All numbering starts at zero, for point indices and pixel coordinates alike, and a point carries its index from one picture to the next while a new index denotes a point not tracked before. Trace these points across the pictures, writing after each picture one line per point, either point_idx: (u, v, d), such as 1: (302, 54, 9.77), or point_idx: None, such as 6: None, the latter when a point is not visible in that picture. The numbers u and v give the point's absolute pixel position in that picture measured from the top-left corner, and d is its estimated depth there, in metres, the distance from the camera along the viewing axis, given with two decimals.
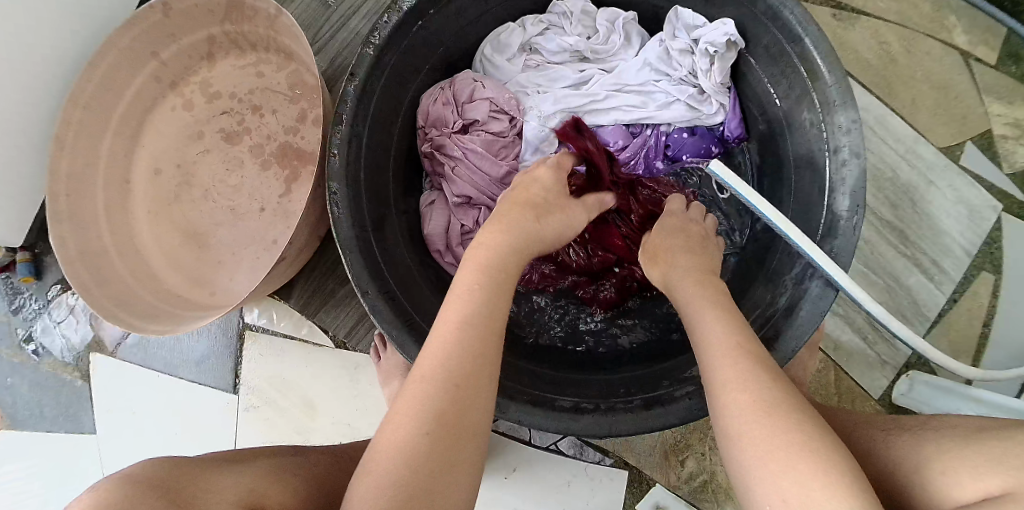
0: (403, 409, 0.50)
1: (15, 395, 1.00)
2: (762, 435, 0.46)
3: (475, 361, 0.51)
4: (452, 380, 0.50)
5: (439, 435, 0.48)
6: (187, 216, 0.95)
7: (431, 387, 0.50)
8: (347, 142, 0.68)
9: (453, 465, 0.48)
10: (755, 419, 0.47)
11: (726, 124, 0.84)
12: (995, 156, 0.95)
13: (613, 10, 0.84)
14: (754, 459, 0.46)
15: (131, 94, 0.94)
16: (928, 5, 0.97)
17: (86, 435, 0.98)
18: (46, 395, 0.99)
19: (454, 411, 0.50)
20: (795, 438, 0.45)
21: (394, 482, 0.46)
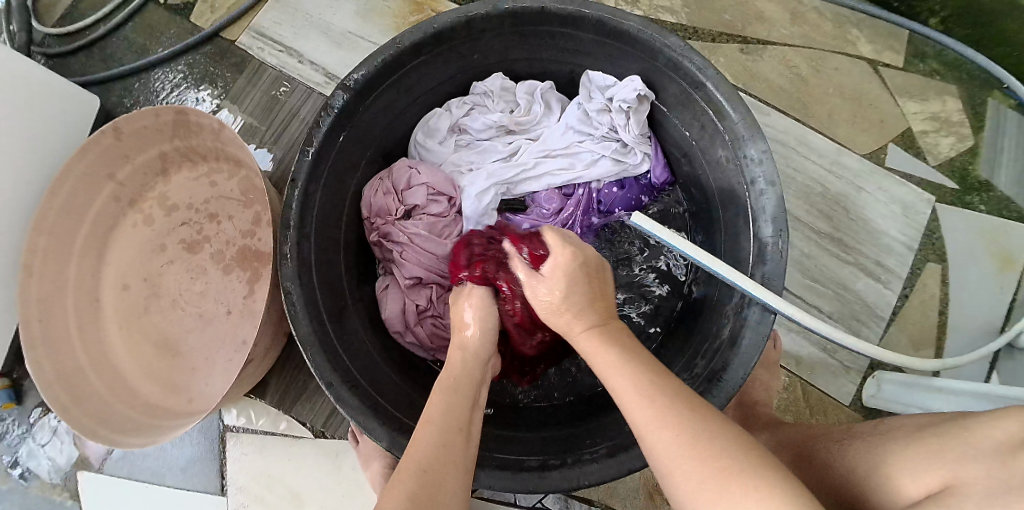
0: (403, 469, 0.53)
1: None
2: (676, 461, 0.45)
3: (446, 456, 0.54)
4: (421, 466, 0.52)
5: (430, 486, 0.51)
6: (158, 327, 0.97)
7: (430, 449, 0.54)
8: (296, 244, 0.71)
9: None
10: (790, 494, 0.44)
11: (651, 171, 0.89)
12: (919, 151, 1.00)
13: (530, 83, 0.90)
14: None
15: (91, 217, 0.97)
16: (829, 24, 1.04)
17: None
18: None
19: (426, 491, 0.50)
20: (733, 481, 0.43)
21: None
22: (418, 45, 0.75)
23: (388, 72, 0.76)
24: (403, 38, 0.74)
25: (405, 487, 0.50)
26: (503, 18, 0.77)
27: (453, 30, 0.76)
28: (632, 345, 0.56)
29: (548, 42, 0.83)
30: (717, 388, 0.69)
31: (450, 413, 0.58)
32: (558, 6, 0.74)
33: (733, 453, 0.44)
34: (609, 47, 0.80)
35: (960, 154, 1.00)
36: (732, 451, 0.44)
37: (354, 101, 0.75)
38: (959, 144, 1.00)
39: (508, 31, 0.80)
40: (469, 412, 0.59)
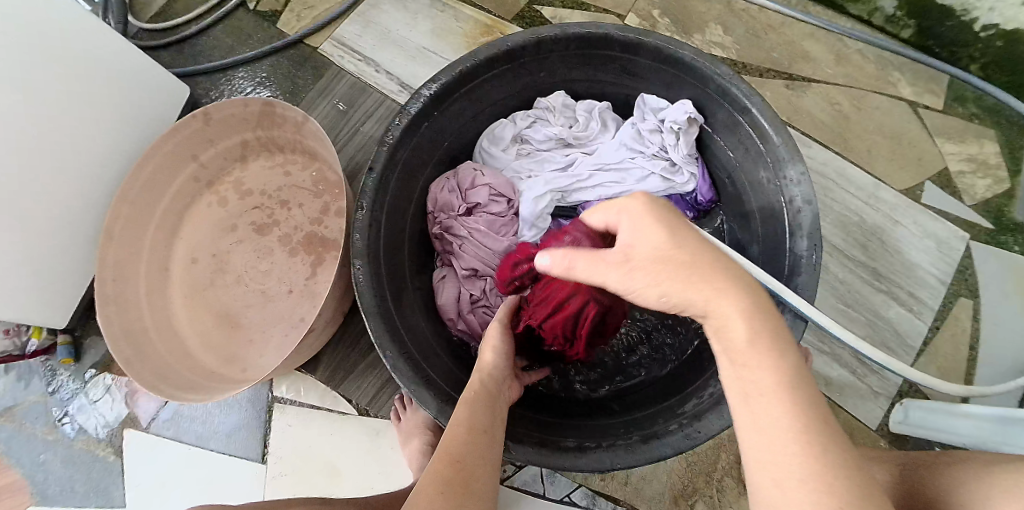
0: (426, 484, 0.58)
1: (46, 473, 1.07)
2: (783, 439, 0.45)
3: (477, 454, 0.62)
4: (454, 459, 0.61)
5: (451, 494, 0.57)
6: (221, 299, 1.04)
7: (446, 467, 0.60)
8: (367, 226, 0.78)
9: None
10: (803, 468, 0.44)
11: (698, 189, 0.95)
12: (955, 190, 1.04)
13: (589, 102, 0.97)
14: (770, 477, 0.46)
15: (171, 193, 1.05)
16: (872, 66, 1.10)
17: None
18: (79, 470, 1.06)
19: (457, 480, 0.59)
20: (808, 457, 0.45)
21: None
22: (491, 59, 0.82)
23: (462, 82, 0.84)
24: (479, 52, 0.81)
25: (438, 477, 0.59)
26: (571, 41, 0.84)
27: (524, 48, 0.83)
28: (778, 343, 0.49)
29: (608, 66, 0.90)
30: None
31: (476, 416, 0.66)
32: (621, 33, 0.81)
33: (815, 431, 0.45)
34: (664, 73, 0.87)
35: (995, 196, 1.03)
36: (817, 425, 0.46)
37: (430, 105, 0.82)
38: (995, 185, 1.03)
39: (573, 54, 0.87)
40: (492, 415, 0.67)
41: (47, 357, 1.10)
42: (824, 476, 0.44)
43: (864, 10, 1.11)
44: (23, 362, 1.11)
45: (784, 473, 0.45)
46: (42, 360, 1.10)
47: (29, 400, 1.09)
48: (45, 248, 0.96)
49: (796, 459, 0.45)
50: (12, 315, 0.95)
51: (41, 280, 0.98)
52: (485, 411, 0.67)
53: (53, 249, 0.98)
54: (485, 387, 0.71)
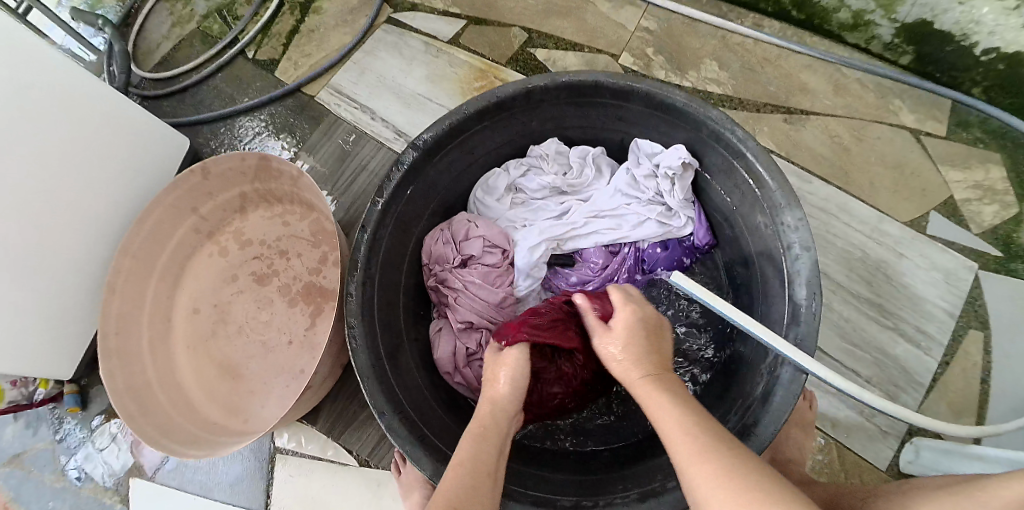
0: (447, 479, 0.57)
1: None
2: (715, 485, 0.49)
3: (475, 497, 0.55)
4: (449, 501, 0.54)
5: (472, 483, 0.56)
6: (223, 350, 1.05)
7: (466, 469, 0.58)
8: (361, 285, 0.78)
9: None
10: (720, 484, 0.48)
11: (694, 234, 0.94)
12: (960, 219, 1.01)
13: (583, 148, 0.97)
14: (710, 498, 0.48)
15: (172, 245, 1.07)
16: (872, 94, 1.08)
17: None
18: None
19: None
20: (710, 465, 0.50)
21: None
22: (482, 111, 0.82)
23: (454, 135, 0.84)
24: (469, 105, 0.81)
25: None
26: (561, 90, 0.84)
27: (515, 98, 0.83)
28: (682, 393, 0.58)
29: (600, 112, 0.90)
30: (748, 441, 0.71)
31: (480, 459, 0.59)
32: (612, 81, 0.81)
33: (709, 441, 0.52)
34: (657, 118, 0.86)
35: (1003, 223, 1.00)
36: (710, 439, 0.52)
37: (421, 159, 0.82)
38: (1002, 213, 1.01)
39: (564, 102, 0.87)
40: (495, 458, 0.60)
41: (55, 405, 1.12)
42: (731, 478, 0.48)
43: (862, 38, 1.09)
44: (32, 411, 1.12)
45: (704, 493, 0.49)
46: (50, 409, 1.12)
47: (38, 447, 1.11)
48: (52, 305, 0.98)
49: (700, 472, 0.50)
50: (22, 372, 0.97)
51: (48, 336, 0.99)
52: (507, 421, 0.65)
53: (59, 306, 0.99)
54: (496, 424, 0.64)
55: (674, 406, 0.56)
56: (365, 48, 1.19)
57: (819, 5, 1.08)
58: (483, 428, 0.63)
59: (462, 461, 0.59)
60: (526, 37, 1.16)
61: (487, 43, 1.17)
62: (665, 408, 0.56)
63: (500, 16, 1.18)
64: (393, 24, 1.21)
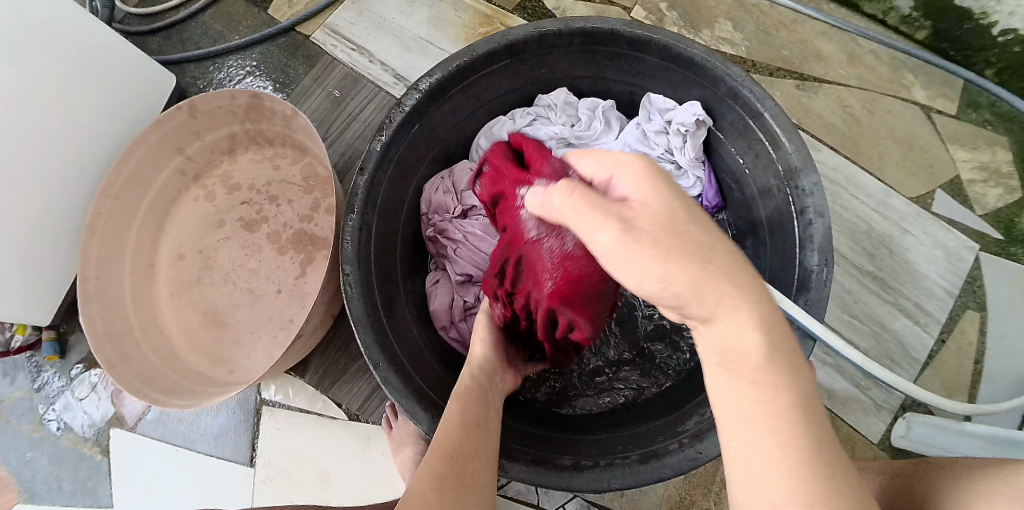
0: (423, 480, 0.56)
1: (35, 470, 1.05)
2: (770, 469, 0.44)
3: (472, 447, 0.60)
4: (448, 455, 0.58)
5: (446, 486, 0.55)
6: (208, 298, 1.01)
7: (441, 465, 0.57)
8: (358, 230, 0.75)
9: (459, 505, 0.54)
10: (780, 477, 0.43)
11: (704, 194, 0.92)
12: (965, 199, 1.01)
13: (592, 100, 0.93)
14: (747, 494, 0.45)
15: (157, 186, 1.02)
16: (886, 67, 1.06)
17: None
18: (66, 468, 1.04)
19: (454, 479, 0.56)
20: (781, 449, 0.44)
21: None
22: (491, 53, 0.79)
23: (460, 77, 0.80)
24: (477, 46, 0.78)
25: (437, 472, 0.56)
26: (574, 36, 0.80)
27: (526, 42, 0.79)
28: (772, 322, 0.47)
29: (613, 64, 0.87)
30: None
31: (467, 412, 0.64)
32: (627, 29, 0.78)
33: (796, 424, 0.44)
34: (673, 72, 0.83)
35: (1006, 206, 1.00)
36: (798, 417, 0.44)
37: (424, 102, 0.78)
38: (1006, 195, 1.01)
39: (577, 49, 0.84)
40: (484, 408, 0.66)
41: (33, 353, 1.07)
42: (794, 447, 0.44)
43: (879, 8, 1.07)
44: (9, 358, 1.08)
45: (763, 468, 0.44)
46: (28, 356, 1.07)
47: (16, 396, 1.07)
48: (28, 246, 0.93)
49: (767, 438, 0.44)
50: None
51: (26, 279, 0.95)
52: (477, 402, 0.66)
53: (36, 246, 0.94)
54: (477, 382, 0.70)
55: (754, 364, 0.46)
56: None
57: None
58: (467, 388, 0.68)
59: (437, 461, 0.58)
60: None
61: None
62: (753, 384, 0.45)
63: None
64: None
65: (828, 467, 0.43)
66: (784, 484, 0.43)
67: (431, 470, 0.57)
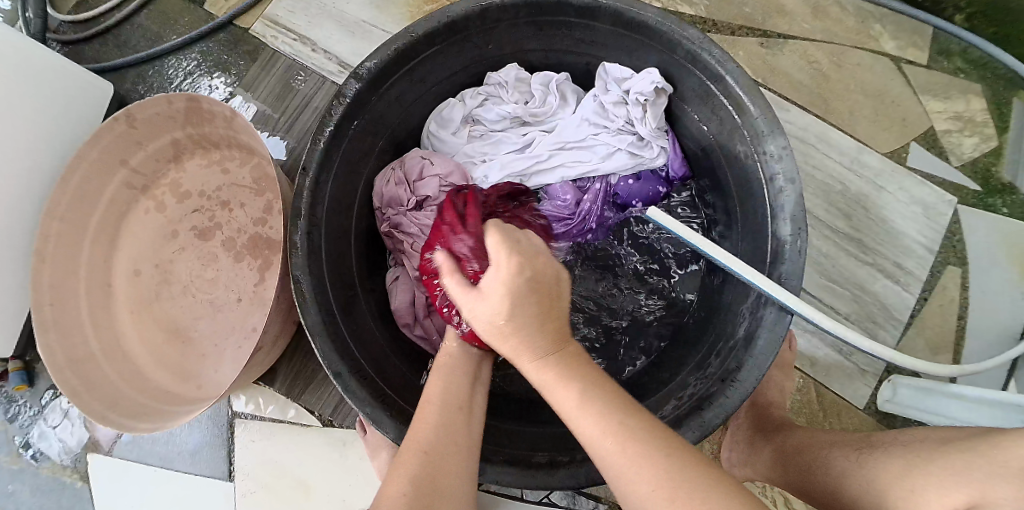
0: (395, 478, 0.53)
1: (16, 503, 1.02)
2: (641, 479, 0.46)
3: (449, 437, 0.56)
4: (425, 450, 0.54)
5: (416, 491, 0.51)
6: (169, 313, 0.97)
7: (410, 461, 0.53)
8: (307, 233, 0.71)
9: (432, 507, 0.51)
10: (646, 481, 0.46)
11: (669, 164, 0.89)
12: (941, 151, 0.98)
13: (545, 74, 0.89)
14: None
15: (105, 202, 0.97)
16: (852, 19, 1.03)
17: None
18: (48, 498, 1.01)
19: (430, 484, 0.52)
20: (632, 456, 0.46)
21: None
22: (431, 33, 0.74)
23: (401, 61, 0.76)
24: (416, 27, 0.73)
25: (417, 469, 0.53)
26: (520, 8, 0.76)
27: (468, 20, 0.75)
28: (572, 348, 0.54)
29: (564, 34, 0.82)
30: (731, 387, 0.67)
31: (454, 397, 0.59)
32: None
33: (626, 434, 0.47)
34: (627, 39, 0.79)
35: (983, 155, 0.98)
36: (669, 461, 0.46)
37: (366, 91, 0.74)
38: (982, 145, 0.98)
39: (524, 22, 0.79)
40: (470, 394, 0.61)
41: None
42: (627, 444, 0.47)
43: None
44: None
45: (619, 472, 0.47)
46: None
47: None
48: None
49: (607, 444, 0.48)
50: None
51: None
52: (462, 389, 0.61)
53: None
54: (459, 361, 0.64)
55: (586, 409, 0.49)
56: None
57: None
58: (451, 371, 0.62)
59: (410, 457, 0.54)
60: None
61: None
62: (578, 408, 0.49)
63: None
64: None
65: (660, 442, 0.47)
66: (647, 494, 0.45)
67: (411, 468, 0.53)
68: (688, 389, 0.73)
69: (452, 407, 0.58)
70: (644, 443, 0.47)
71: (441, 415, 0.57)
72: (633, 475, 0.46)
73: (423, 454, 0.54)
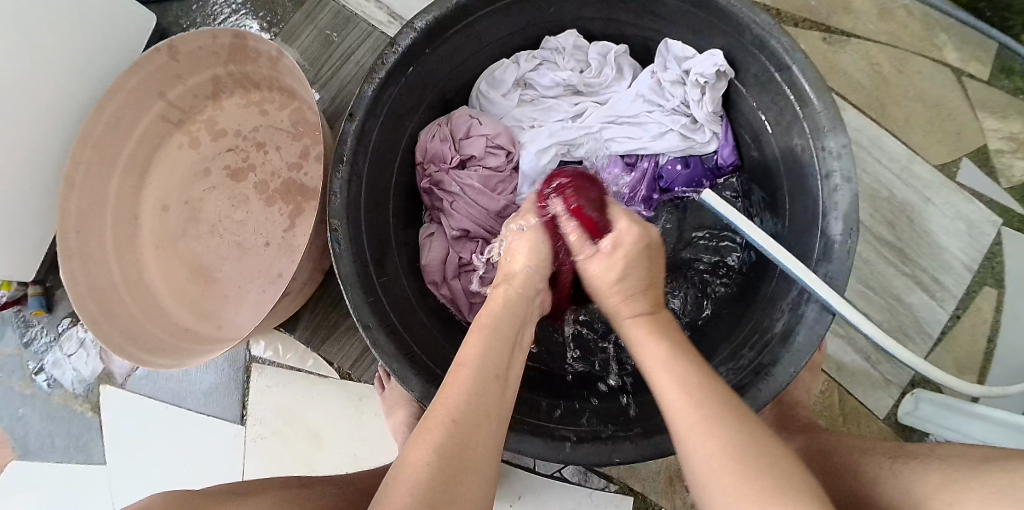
0: (420, 446, 0.51)
1: (26, 428, 1.01)
2: (715, 467, 0.48)
3: (483, 408, 0.54)
4: (458, 419, 0.52)
5: (446, 463, 0.50)
6: (194, 252, 0.96)
7: (439, 434, 0.51)
8: (348, 181, 0.70)
9: (460, 484, 0.49)
10: (720, 462, 0.48)
11: (719, 153, 0.87)
12: (991, 170, 0.97)
13: (604, 44, 0.87)
14: (716, 496, 0.47)
15: (139, 133, 0.95)
16: (917, 24, 1.01)
17: (96, 466, 0.99)
18: (57, 425, 1.00)
19: (462, 455, 0.51)
20: (714, 438, 0.49)
21: (423, 491, 0.48)
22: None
23: (460, 15, 0.74)
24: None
25: (422, 483, 0.48)
26: None
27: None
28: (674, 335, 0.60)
29: (629, 5, 0.81)
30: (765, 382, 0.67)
31: (496, 368, 0.58)
32: None
33: (740, 441, 0.48)
34: (693, 17, 0.78)
35: None
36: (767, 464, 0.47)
37: (420, 42, 0.72)
38: None
39: None
40: (507, 366, 0.59)
41: (18, 309, 1.02)
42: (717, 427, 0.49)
43: None
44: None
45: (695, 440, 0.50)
46: (15, 310, 1.01)
47: (4, 353, 1.02)
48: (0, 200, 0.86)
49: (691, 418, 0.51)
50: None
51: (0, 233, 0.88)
52: (502, 358, 0.59)
53: (9, 198, 0.88)
54: (500, 329, 0.62)
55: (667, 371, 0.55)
56: None
57: None
58: (486, 373, 0.56)
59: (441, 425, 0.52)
60: None
61: None
62: (669, 381, 0.54)
63: None
64: None
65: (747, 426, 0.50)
66: (722, 474, 0.47)
67: (413, 481, 0.49)
68: None
69: (489, 375, 0.56)
70: (738, 436, 0.49)
71: (476, 388, 0.55)
72: (715, 461, 0.48)
73: (456, 420, 0.52)
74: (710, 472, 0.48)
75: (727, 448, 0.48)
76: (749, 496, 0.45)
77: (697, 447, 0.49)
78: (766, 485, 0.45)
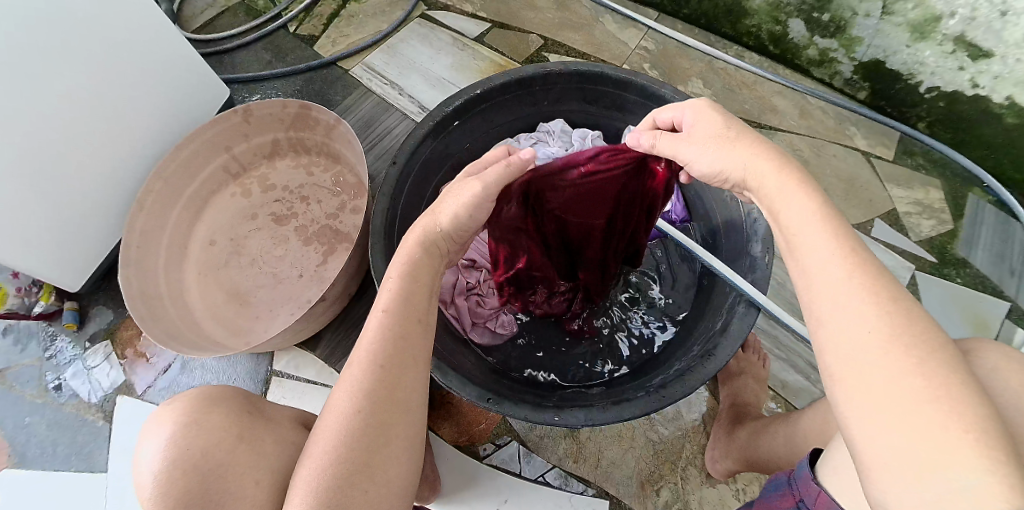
0: (344, 393, 0.62)
1: (29, 435, 1.09)
2: (904, 397, 0.47)
3: (403, 353, 0.64)
4: (384, 365, 0.62)
5: (373, 412, 0.61)
6: (233, 279, 1.12)
7: (364, 380, 0.62)
8: (385, 210, 0.91)
9: (386, 433, 0.61)
10: (913, 382, 0.47)
11: (672, 209, 1.06)
12: (902, 227, 1.17)
13: (583, 130, 1.11)
14: (901, 436, 0.46)
15: (201, 178, 1.16)
16: (832, 120, 1.26)
17: (95, 474, 1.06)
18: (64, 433, 1.08)
19: (387, 403, 0.61)
20: (903, 360, 0.47)
21: (353, 441, 0.60)
22: (505, 84, 1.00)
23: (478, 101, 1.01)
24: (495, 78, 1.00)
25: (356, 430, 0.60)
26: (572, 76, 1.02)
27: (533, 78, 1.02)
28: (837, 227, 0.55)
29: (601, 101, 1.07)
30: (709, 362, 0.81)
31: (410, 313, 0.66)
32: (613, 72, 0.99)
33: (933, 364, 0.47)
34: (649, 109, 1.03)
35: (939, 235, 1.16)
36: (944, 372, 0.47)
37: (450, 117, 0.98)
38: (939, 226, 1.16)
39: (574, 87, 1.05)
40: (427, 310, 0.68)
41: (48, 323, 1.15)
42: (909, 367, 0.47)
43: (827, 73, 1.28)
44: (23, 326, 1.15)
45: (885, 383, 0.47)
46: (44, 325, 1.15)
47: (24, 364, 1.13)
48: (70, 214, 1.04)
49: (892, 361, 0.48)
50: (27, 269, 1.01)
51: (62, 241, 1.05)
52: (423, 303, 0.68)
53: (83, 213, 1.06)
54: None
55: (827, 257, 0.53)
56: (400, 35, 1.39)
57: (791, 42, 1.27)
58: (407, 322, 0.65)
59: (360, 370, 0.62)
60: (541, 44, 1.36)
61: (507, 45, 1.36)
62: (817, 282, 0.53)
63: (521, 24, 1.39)
64: (425, 20, 1.41)
65: (920, 339, 0.48)
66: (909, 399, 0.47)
67: (346, 425, 0.60)
68: (676, 365, 0.87)
69: (405, 319, 0.65)
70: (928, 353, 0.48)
71: (389, 331, 0.64)
72: (904, 396, 0.47)
73: (378, 365, 0.62)
74: (900, 398, 0.47)
75: (915, 366, 0.47)
76: (940, 419, 0.45)
77: (877, 366, 0.48)
78: (957, 416, 0.45)
